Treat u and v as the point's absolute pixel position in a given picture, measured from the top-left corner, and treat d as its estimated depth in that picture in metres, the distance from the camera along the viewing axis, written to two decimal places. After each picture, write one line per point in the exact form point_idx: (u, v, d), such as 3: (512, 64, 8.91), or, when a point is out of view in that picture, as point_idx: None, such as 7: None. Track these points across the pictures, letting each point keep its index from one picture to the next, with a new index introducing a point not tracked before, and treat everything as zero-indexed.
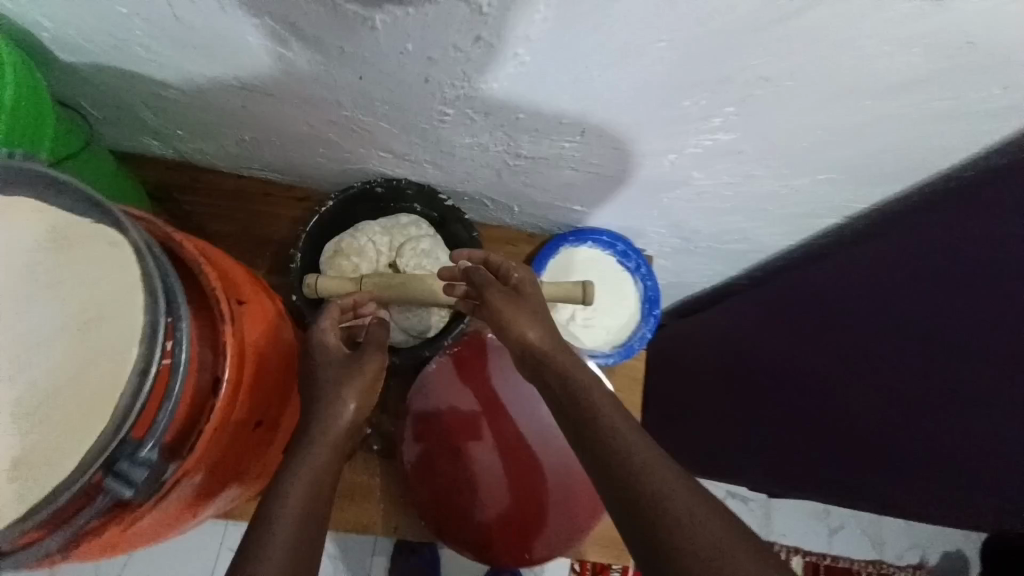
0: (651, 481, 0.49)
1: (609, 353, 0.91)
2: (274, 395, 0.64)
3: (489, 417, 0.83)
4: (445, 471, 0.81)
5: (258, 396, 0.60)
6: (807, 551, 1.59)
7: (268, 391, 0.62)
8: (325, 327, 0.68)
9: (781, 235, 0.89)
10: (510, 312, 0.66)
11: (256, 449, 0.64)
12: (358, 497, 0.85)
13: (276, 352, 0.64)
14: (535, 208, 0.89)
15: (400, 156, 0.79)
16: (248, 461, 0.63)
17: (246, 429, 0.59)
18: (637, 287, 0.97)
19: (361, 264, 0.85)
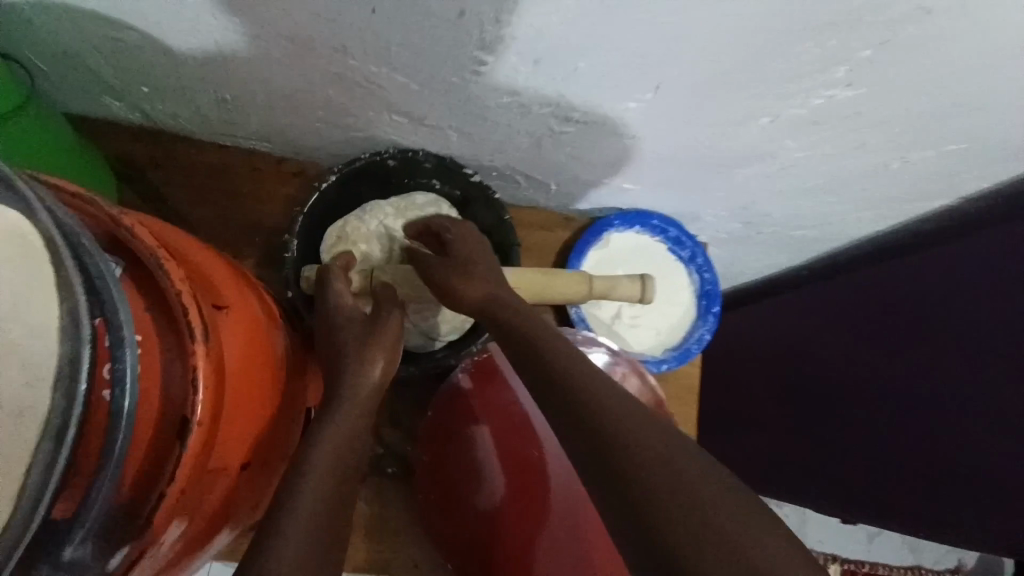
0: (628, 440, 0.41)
1: (662, 358, 0.78)
2: (268, 423, 0.49)
3: (497, 395, 0.70)
4: (448, 460, 0.68)
5: (247, 428, 0.46)
6: (846, 559, 1.43)
7: (258, 419, 0.47)
8: (337, 289, 0.59)
9: (869, 219, 0.75)
10: (455, 274, 0.57)
11: (249, 490, 0.50)
12: (372, 530, 0.72)
13: (271, 367, 0.50)
14: (578, 187, 0.75)
15: (417, 120, 0.64)
16: (239, 506, 0.49)
17: (234, 474, 0.45)
18: (691, 280, 0.82)
19: (369, 253, 0.70)
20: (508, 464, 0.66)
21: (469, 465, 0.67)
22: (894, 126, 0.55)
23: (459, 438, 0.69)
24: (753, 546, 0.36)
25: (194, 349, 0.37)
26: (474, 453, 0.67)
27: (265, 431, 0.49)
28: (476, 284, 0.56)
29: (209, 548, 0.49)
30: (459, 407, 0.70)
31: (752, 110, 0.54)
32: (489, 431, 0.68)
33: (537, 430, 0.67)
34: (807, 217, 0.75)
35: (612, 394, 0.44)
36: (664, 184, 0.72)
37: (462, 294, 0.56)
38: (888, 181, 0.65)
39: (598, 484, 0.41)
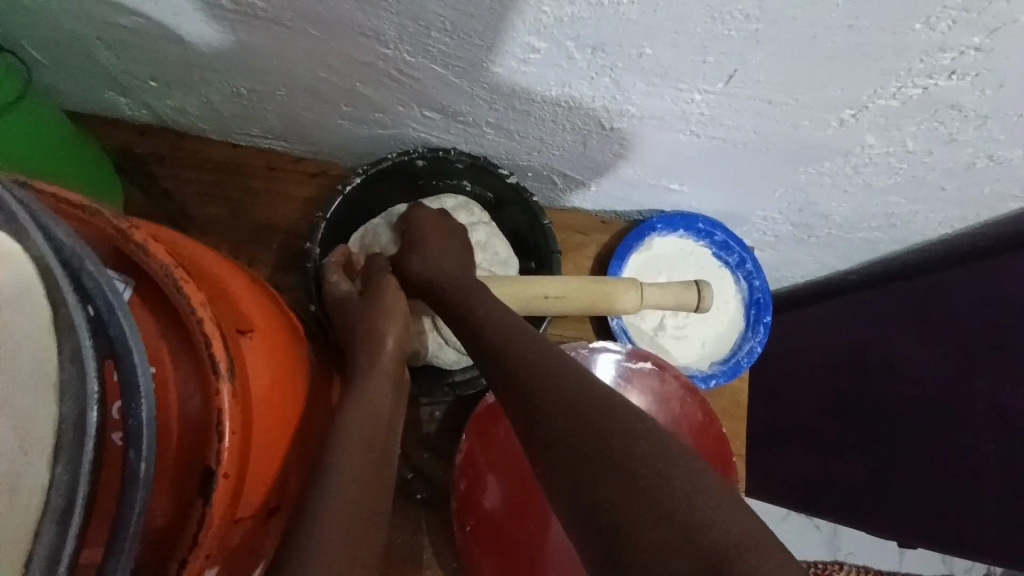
0: (593, 436, 0.40)
1: (709, 373, 0.73)
2: (297, 456, 0.43)
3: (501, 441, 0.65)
4: (461, 486, 0.63)
5: (276, 464, 0.40)
6: (876, 570, 1.31)
7: (287, 455, 0.42)
8: (332, 278, 0.57)
9: (938, 222, 0.69)
10: (410, 268, 0.57)
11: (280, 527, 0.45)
12: (399, 560, 0.66)
13: (301, 394, 0.44)
14: (619, 187, 0.70)
15: (451, 116, 0.58)
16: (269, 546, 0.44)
17: (262, 517, 0.40)
18: (739, 287, 0.77)
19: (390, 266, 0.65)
20: (518, 500, 0.64)
21: (478, 496, 0.63)
22: (992, 123, 0.50)
23: (472, 464, 0.64)
24: (713, 527, 0.35)
25: (222, 388, 0.31)
26: (484, 483, 0.64)
27: (297, 463, 0.43)
28: (427, 275, 0.55)
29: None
30: (478, 433, 0.64)
31: (835, 101, 0.48)
32: (502, 468, 0.64)
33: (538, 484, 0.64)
34: (870, 217, 0.69)
35: (578, 392, 0.43)
36: (716, 184, 0.67)
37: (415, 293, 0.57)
38: (969, 182, 0.59)
39: (567, 492, 0.40)
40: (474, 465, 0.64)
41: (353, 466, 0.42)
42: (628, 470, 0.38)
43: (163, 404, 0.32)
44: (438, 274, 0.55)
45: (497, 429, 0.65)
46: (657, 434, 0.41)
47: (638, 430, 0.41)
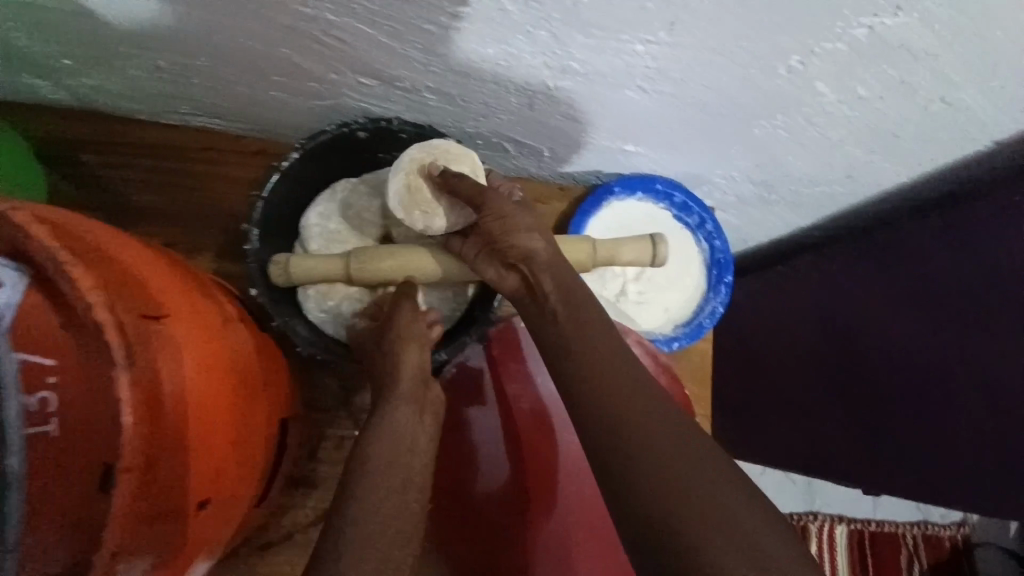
0: (613, 414, 0.44)
1: (672, 336, 0.73)
2: (234, 444, 0.42)
3: (509, 375, 0.67)
4: (447, 457, 0.63)
5: (215, 455, 0.39)
6: (851, 518, 1.34)
7: (222, 442, 0.40)
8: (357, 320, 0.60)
9: (895, 171, 0.68)
10: (493, 223, 0.52)
11: (226, 516, 0.43)
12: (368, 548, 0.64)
13: (233, 379, 0.42)
14: (573, 152, 0.68)
15: (389, 83, 0.55)
16: (214, 534, 0.42)
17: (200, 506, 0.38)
18: (700, 248, 0.76)
19: (449, 214, 0.55)
20: (524, 431, 0.63)
21: (473, 455, 0.63)
22: (945, 62, 0.49)
23: (463, 424, 0.65)
24: (703, 501, 0.40)
25: (119, 378, 0.30)
26: (481, 437, 0.63)
27: (236, 451, 0.42)
28: (509, 244, 0.52)
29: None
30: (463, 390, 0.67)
31: (784, 47, 0.46)
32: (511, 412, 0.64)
33: (551, 413, 0.64)
34: (829, 172, 0.69)
35: (605, 372, 0.47)
36: (672, 144, 0.65)
37: (495, 275, 0.55)
38: (925, 129, 0.59)
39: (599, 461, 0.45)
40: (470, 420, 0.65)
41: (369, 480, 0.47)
42: (615, 461, 0.43)
43: (83, 389, 0.31)
44: (517, 247, 0.52)
45: (506, 361, 0.67)
46: (658, 414, 0.44)
47: (619, 418, 0.44)
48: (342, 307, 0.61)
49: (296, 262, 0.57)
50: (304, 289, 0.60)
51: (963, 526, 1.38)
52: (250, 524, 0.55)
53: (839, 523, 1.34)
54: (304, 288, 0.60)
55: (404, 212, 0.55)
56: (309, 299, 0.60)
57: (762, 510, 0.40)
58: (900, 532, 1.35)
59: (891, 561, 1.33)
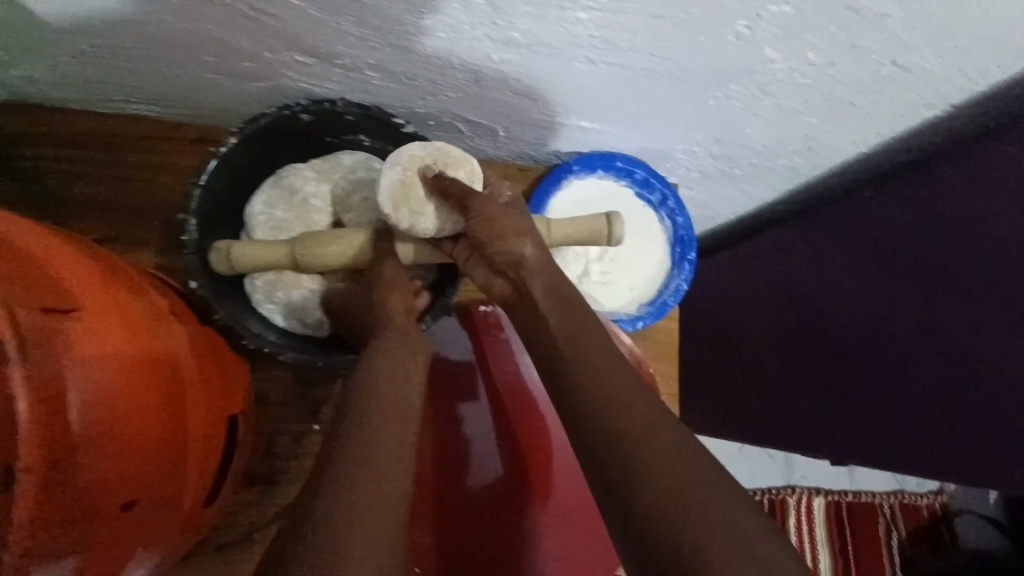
0: (616, 415, 0.46)
1: (637, 315, 0.72)
2: (169, 440, 0.42)
3: (499, 369, 0.69)
4: (435, 451, 0.63)
5: (141, 456, 0.39)
6: (828, 491, 1.35)
7: (153, 440, 0.40)
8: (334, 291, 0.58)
9: (854, 141, 0.68)
10: (487, 229, 0.53)
11: (167, 511, 0.43)
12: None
13: (165, 375, 0.42)
14: (529, 131, 0.66)
15: (327, 61, 0.53)
16: (154, 529, 0.42)
17: (131, 502, 0.39)
18: (663, 226, 0.75)
19: (438, 216, 0.53)
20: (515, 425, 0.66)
21: (463, 448, 0.64)
22: (895, 23, 0.47)
23: (452, 415, 0.65)
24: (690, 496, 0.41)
25: (12, 373, 0.30)
26: (471, 428, 0.65)
27: (171, 448, 0.42)
28: (500, 249, 0.54)
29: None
30: (442, 381, 0.67)
31: (731, 11, 0.45)
32: (496, 403, 0.67)
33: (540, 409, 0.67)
34: (788, 143, 0.68)
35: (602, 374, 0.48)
36: (630, 119, 0.64)
37: (485, 279, 0.57)
38: (879, 94, 0.58)
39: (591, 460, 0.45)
40: (456, 412, 0.66)
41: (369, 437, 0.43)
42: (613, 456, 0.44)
43: None
44: (510, 252, 0.54)
45: (494, 354, 0.69)
46: (648, 414, 0.46)
47: (613, 417, 0.45)
48: (291, 297, 0.59)
49: (237, 249, 0.54)
50: (252, 280, 0.58)
51: (941, 495, 1.40)
52: (202, 527, 0.53)
53: (816, 496, 1.35)
54: (252, 279, 0.58)
55: (392, 208, 0.53)
56: (257, 292, 0.58)
57: (733, 501, 0.41)
58: (877, 502, 1.37)
59: (868, 531, 1.35)
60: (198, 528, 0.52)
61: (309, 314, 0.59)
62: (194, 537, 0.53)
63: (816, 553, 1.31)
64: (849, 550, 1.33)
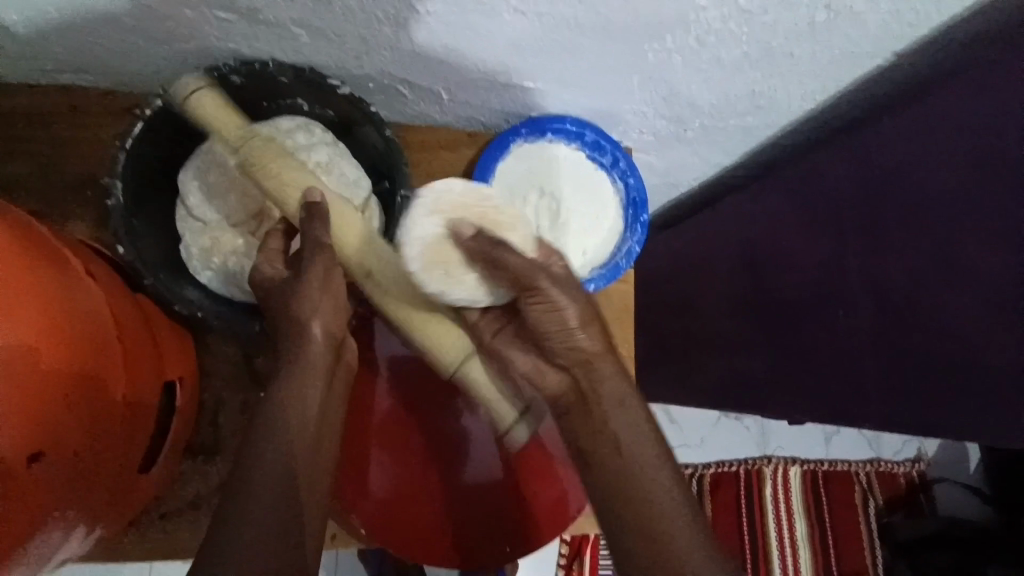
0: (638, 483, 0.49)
1: (588, 279, 0.70)
2: (86, 392, 0.41)
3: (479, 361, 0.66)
4: (420, 447, 0.65)
5: (52, 406, 0.38)
6: (803, 460, 1.35)
7: (67, 392, 0.40)
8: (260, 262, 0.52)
9: (801, 95, 0.67)
10: (541, 311, 0.49)
11: (87, 469, 0.43)
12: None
13: (83, 338, 0.41)
14: (471, 92, 0.65)
15: (251, 18, 0.52)
16: (76, 489, 0.42)
17: (46, 454, 0.38)
18: (615, 188, 0.74)
19: (472, 288, 0.50)
20: (497, 418, 0.66)
21: (451, 444, 0.65)
22: None
23: (437, 410, 0.66)
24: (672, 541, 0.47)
25: None
26: (456, 424, 0.66)
27: (86, 401, 0.41)
28: (555, 331, 0.50)
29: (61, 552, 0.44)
30: (419, 379, 0.66)
31: None
32: None
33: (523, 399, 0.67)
34: (735, 99, 0.67)
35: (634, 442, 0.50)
36: (574, 78, 0.63)
37: (544, 368, 0.53)
38: (816, 41, 0.57)
39: (607, 515, 0.50)
40: (440, 408, 0.66)
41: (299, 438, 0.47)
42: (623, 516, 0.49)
43: None
44: (561, 328, 0.50)
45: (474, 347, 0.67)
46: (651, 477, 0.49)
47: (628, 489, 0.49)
48: (228, 263, 0.57)
49: (203, 98, 0.53)
50: (188, 247, 0.58)
51: (919, 463, 1.40)
52: (139, 498, 0.53)
53: (793, 465, 1.35)
54: (188, 248, 0.58)
55: (422, 268, 0.49)
56: (194, 258, 0.58)
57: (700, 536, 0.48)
58: (853, 470, 1.37)
59: (844, 499, 1.35)
60: (133, 498, 0.52)
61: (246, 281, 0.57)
62: (132, 507, 0.53)
63: (792, 522, 1.31)
64: (825, 519, 1.33)
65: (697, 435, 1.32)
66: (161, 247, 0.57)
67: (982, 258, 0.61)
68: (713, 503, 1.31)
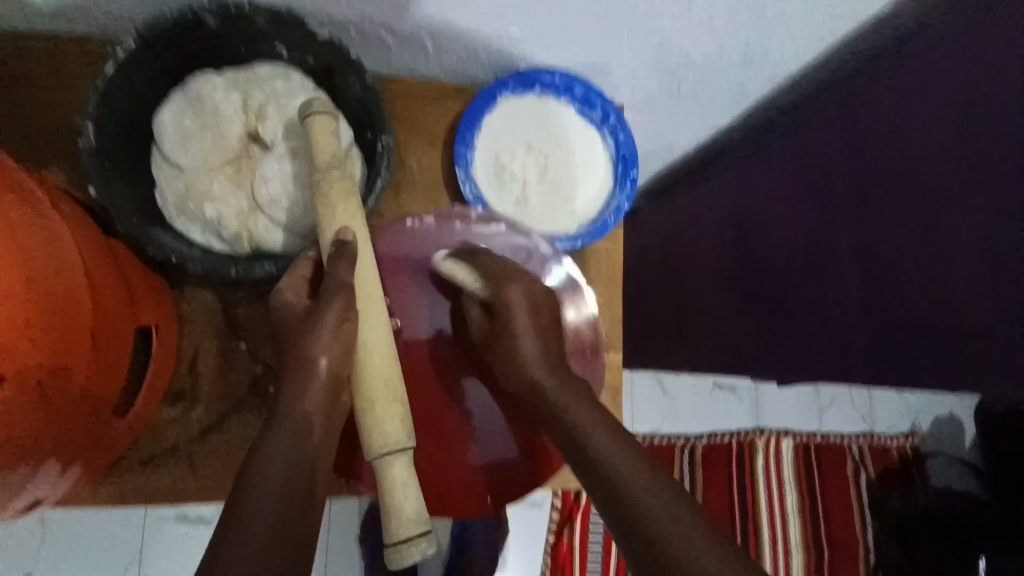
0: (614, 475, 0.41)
1: (575, 236, 0.69)
2: (52, 328, 0.41)
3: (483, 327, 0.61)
4: (433, 430, 0.60)
5: (10, 334, 0.38)
6: (795, 432, 1.35)
7: (30, 324, 0.39)
8: (281, 290, 0.50)
9: (796, 45, 0.66)
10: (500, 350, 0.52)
11: (54, 405, 0.42)
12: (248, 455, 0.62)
13: (44, 273, 0.41)
14: (457, 42, 0.63)
15: None
16: (41, 424, 0.42)
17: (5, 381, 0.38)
18: (605, 144, 0.73)
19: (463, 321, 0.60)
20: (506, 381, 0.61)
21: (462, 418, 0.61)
22: None
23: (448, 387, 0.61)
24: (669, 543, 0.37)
25: None
26: (465, 407, 0.61)
27: (53, 338, 0.41)
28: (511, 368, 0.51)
29: (32, 484, 0.44)
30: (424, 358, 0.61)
31: None
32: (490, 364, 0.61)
33: None
34: (729, 50, 0.66)
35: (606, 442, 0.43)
36: (561, 27, 0.61)
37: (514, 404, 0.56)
38: None
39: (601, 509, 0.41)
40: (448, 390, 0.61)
41: (297, 434, 0.42)
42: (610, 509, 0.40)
43: None
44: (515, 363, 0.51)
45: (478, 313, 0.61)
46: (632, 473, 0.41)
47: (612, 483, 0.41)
48: (203, 209, 0.57)
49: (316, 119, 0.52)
50: (164, 193, 0.57)
51: (912, 438, 1.40)
52: (115, 441, 0.53)
53: (784, 438, 1.35)
54: (165, 193, 0.57)
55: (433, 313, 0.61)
56: (170, 205, 0.57)
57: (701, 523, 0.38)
58: (846, 443, 1.36)
59: (837, 472, 1.34)
60: (103, 445, 0.51)
61: (223, 227, 0.57)
62: (110, 450, 0.54)
63: (782, 492, 1.30)
64: (816, 491, 1.32)
65: (691, 407, 1.32)
66: (136, 192, 0.56)
67: (977, 201, 0.61)
68: (705, 474, 1.28)
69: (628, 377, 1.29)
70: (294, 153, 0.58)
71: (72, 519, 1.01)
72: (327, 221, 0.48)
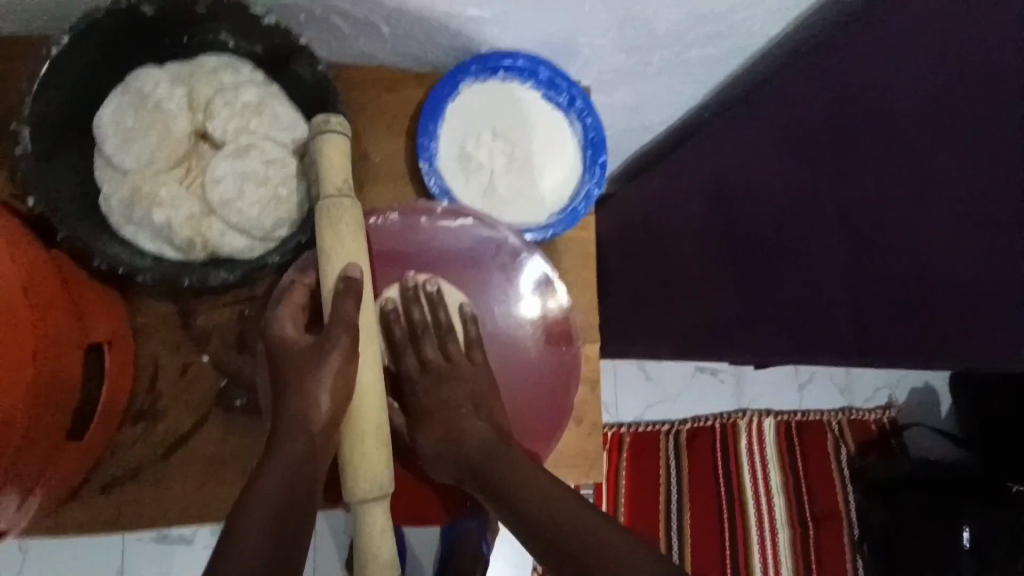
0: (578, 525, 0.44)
1: (547, 225, 0.68)
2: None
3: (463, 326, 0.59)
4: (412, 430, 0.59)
5: None
6: (778, 410, 1.36)
7: None
8: (280, 319, 0.50)
9: (763, 14, 0.65)
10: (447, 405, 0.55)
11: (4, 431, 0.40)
12: (219, 471, 0.59)
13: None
14: (415, 25, 0.61)
15: None
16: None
17: None
18: (573, 129, 0.71)
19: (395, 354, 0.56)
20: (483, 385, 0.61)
21: None
22: None
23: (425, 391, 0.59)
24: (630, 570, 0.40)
25: None
26: None
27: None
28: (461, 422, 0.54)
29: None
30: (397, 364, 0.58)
31: None
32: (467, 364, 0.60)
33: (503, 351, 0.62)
34: (696, 21, 0.64)
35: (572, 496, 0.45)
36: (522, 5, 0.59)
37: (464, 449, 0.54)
38: None
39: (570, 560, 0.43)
40: None
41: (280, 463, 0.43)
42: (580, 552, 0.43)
43: None
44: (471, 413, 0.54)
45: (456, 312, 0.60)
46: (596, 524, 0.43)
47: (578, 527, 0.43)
48: (152, 215, 0.53)
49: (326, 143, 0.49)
50: (107, 199, 0.53)
51: (890, 409, 1.42)
52: (76, 461, 0.51)
53: (767, 416, 1.35)
54: (107, 199, 0.53)
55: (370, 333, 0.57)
56: (114, 212, 0.53)
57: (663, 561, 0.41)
58: (826, 418, 1.38)
59: (819, 447, 1.36)
60: (70, 460, 0.50)
61: (176, 234, 0.53)
62: (71, 474, 0.51)
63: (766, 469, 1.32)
64: (798, 465, 1.34)
65: (675, 390, 1.32)
66: (79, 199, 0.53)
67: None
68: (690, 456, 1.29)
69: (610, 364, 1.29)
70: (246, 151, 0.55)
71: (49, 544, 0.97)
72: (335, 252, 0.47)
